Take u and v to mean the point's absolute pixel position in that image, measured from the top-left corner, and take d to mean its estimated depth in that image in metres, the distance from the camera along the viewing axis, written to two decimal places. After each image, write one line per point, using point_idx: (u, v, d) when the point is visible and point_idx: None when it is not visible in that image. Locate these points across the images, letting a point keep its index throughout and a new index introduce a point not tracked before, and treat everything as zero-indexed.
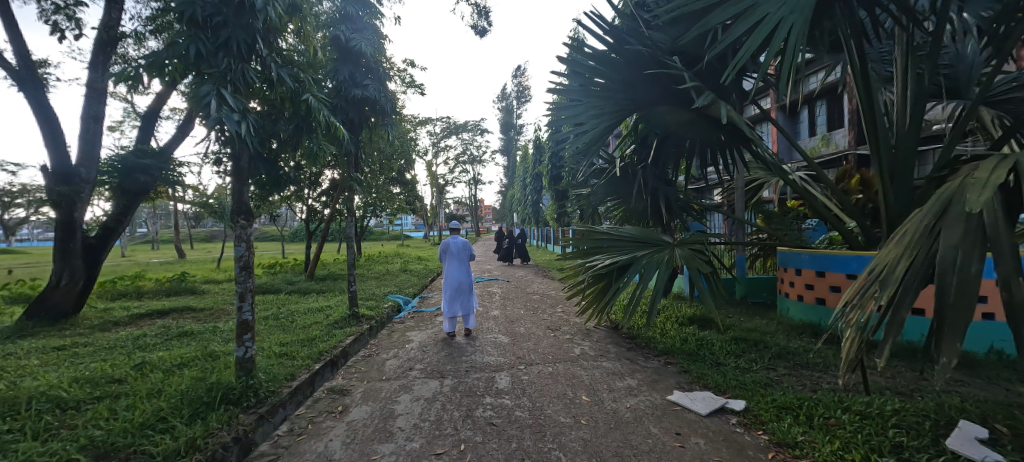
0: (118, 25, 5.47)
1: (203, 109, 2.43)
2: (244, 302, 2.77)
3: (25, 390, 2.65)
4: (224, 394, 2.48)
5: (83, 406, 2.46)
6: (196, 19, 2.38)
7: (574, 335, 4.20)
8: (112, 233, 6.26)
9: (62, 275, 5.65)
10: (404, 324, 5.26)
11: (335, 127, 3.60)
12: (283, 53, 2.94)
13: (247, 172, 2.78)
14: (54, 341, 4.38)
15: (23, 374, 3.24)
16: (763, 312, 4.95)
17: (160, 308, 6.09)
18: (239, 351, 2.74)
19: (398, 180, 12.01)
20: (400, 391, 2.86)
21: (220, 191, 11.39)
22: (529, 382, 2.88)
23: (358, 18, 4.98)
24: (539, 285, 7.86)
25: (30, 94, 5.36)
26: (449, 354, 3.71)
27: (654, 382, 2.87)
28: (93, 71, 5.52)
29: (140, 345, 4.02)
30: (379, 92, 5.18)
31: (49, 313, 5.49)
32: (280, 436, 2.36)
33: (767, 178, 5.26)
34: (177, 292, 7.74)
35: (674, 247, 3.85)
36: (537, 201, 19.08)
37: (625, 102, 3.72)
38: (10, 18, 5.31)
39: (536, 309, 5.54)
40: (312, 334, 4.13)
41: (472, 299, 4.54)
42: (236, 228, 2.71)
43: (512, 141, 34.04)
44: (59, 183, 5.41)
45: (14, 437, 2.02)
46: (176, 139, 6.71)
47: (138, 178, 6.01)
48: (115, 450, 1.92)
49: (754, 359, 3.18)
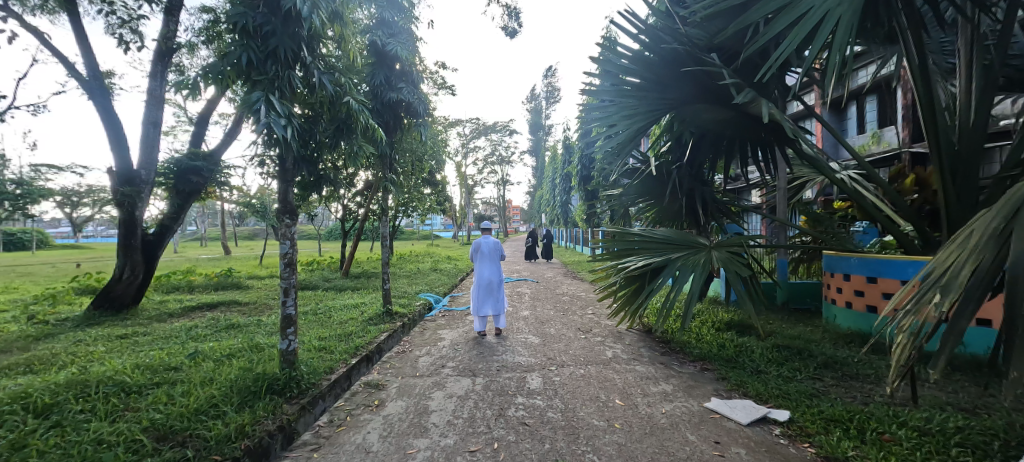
0: (175, 36, 5.85)
1: (254, 115, 2.57)
2: (288, 297, 2.90)
3: (94, 374, 2.88)
4: (268, 384, 2.61)
5: (145, 390, 2.65)
6: (248, 29, 2.51)
7: (605, 338, 4.14)
8: (167, 231, 6.60)
9: (124, 269, 6.07)
10: (435, 322, 5.35)
11: (374, 129, 3.60)
12: (326, 58, 3.05)
13: (292, 173, 2.90)
14: (118, 330, 4.74)
15: (92, 360, 3.51)
16: (807, 318, 4.70)
17: (209, 301, 6.47)
18: (283, 343, 2.86)
19: (429, 181, 12.28)
20: (434, 388, 2.91)
21: (262, 191, 12.00)
22: (562, 384, 2.86)
23: (394, 23, 5.09)
24: (568, 286, 7.80)
25: (98, 102, 5.83)
26: (480, 353, 3.74)
27: (690, 388, 2.79)
28: (152, 79, 5.95)
29: (194, 336, 4.30)
30: (413, 95, 5.30)
31: (112, 304, 5.91)
32: (321, 427, 2.46)
33: (811, 177, 5.01)
34: (224, 286, 8.19)
35: (711, 249, 3.72)
36: (566, 202, 19.01)
37: (660, 102, 3.64)
38: (82, 33, 5.79)
39: (566, 310, 5.51)
40: (348, 329, 4.28)
41: (502, 299, 4.54)
42: (281, 227, 2.87)
43: (541, 141, 33.98)
44: (122, 183, 5.87)
45: (86, 418, 2.22)
46: (225, 142, 7.13)
47: (191, 179, 6.50)
48: (173, 433, 2.07)
49: (798, 368, 3.03)
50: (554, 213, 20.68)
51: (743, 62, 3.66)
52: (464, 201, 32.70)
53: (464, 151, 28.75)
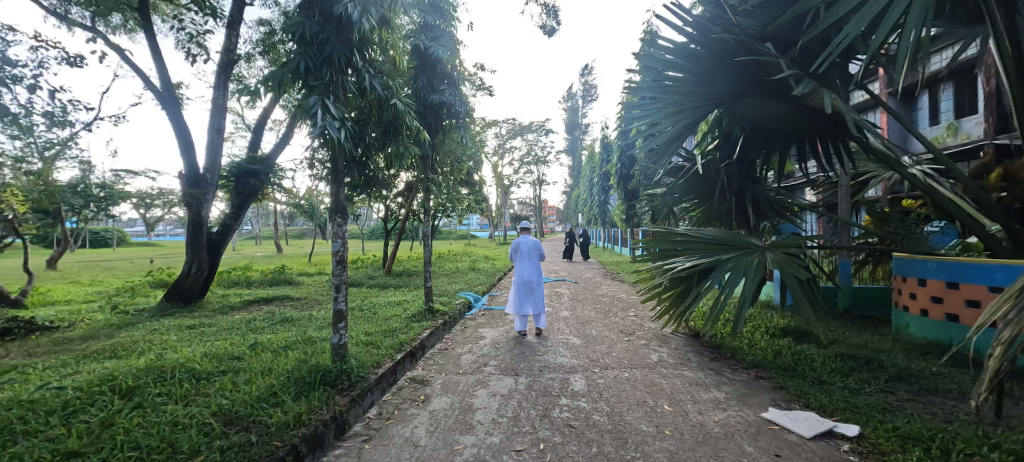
0: (235, 49, 6.29)
1: (311, 119, 2.70)
2: (339, 293, 3.02)
3: (170, 360, 3.14)
4: (321, 376, 2.73)
5: (213, 377, 2.85)
6: (305, 37, 2.64)
7: (650, 341, 4.01)
8: (229, 230, 7.07)
9: (192, 265, 6.54)
10: (476, 321, 5.40)
11: (419, 131, 3.65)
12: (374, 63, 3.15)
13: (343, 174, 3.00)
14: (187, 321, 5.15)
15: (166, 347, 3.84)
16: (873, 326, 4.33)
17: (265, 296, 6.88)
18: (335, 337, 2.98)
19: (467, 182, 12.43)
20: (477, 386, 2.94)
21: (311, 192, 12.64)
22: (606, 387, 2.80)
23: (436, 26, 5.20)
24: (608, 287, 7.64)
25: (169, 111, 6.35)
26: (522, 353, 3.73)
27: (744, 396, 2.64)
28: (216, 89, 6.41)
29: (253, 328, 4.59)
30: (454, 97, 5.41)
31: (181, 296, 6.40)
32: (371, 419, 2.55)
33: (878, 173, 4.60)
34: (277, 282, 8.70)
35: (765, 251, 3.49)
36: (604, 202, 18.67)
37: (708, 97, 3.47)
38: (156, 49, 6.34)
39: (607, 312, 5.40)
40: (393, 325, 4.41)
41: (542, 297, 4.53)
42: (333, 225, 2.98)
43: (578, 140, 33.57)
44: (191, 186, 6.39)
45: (163, 401, 2.42)
46: (279, 146, 7.56)
47: (250, 181, 6.98)
48: (239, 418, 2.21)
49: (865, 379, 2.79)
50: (592, 213, 20.34)
51: (801, 50, 3.44)
52: (500, 201, 32.88)
53: (501, 152, 28.91)
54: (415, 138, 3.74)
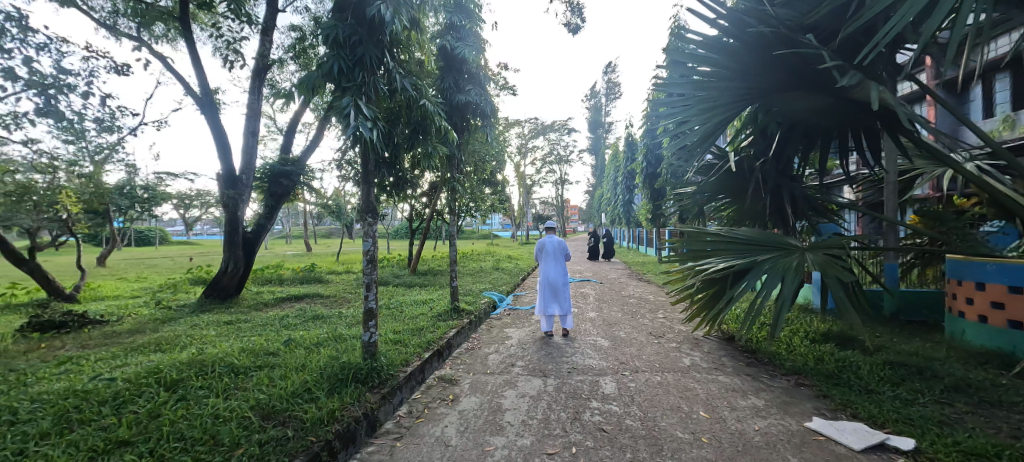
0: (269, 54, 6.50)
1: (344, 119, 2.75)
2: (370, 291, 3.06)
3: (210, 355, 3.27)
4: (353, 373, 2.77)
5: (250, 372, 2.95)
6: (338, 39, 2.69)
7: (681, 344, 3.89)
8: (263, 229, 7.31)
9: (229, 263, 6.78)
10: (501, 321, 5.39)
11: (448, 131, 3.66)
12: (404, 64, 3.18)
13: (373, 175, 3.04)
14: (224, 317, 5.35)
15: (206, 342, 4.00)
16: (923, 333, 4.07)
17: (296, 294, 7.08)
18: (365, 335, 3.02)
19: (491, 182, 12.47)
20: (505, 386, 2.92)
21: (339, 192, 12.96)
22: (637, 390, 2.73)
23: (462, 27, 5.22)
24: (634, 288, 7.49)
25: (207, 114, 6.63)
26: (549, 354, 3.69)
27: (785, 404, 2.52)
28: (252, 93, 6.65)
29: (286, 324, 4.73)
30: (479, 97, 5.37)
31: (218, 293, 6.66)
32: (401, 417, 2.57)
33: (929, 170, 4.32)
34: (307, 280, 8.95)
35: (805, 251, 3.30)
36: (629, 201, 18.34)
37: (745, 91, 3.30)
38: (196, 56, 6.63)
39: (635, 313, 5.29)
40: (420, 324, 4.45)
41: (569, 299, 4.46)
42: (364, 225, 3.02)
43: (601, 139, 33.17)
44: (228, 187, 6.66)
45: (205, 394, 2.52)
46: (310, 148, 7.77)
47: (282, 182, 7.20)
48: (275, 412, 2.27)
49: (918, 390, 2.62)
50: (615, 213, 20.04)
51: (844, 41, 3.26)
52: (522, 201, 32.85)
53: (523, 151, 28.87)
54: (443, 138, 3.76)
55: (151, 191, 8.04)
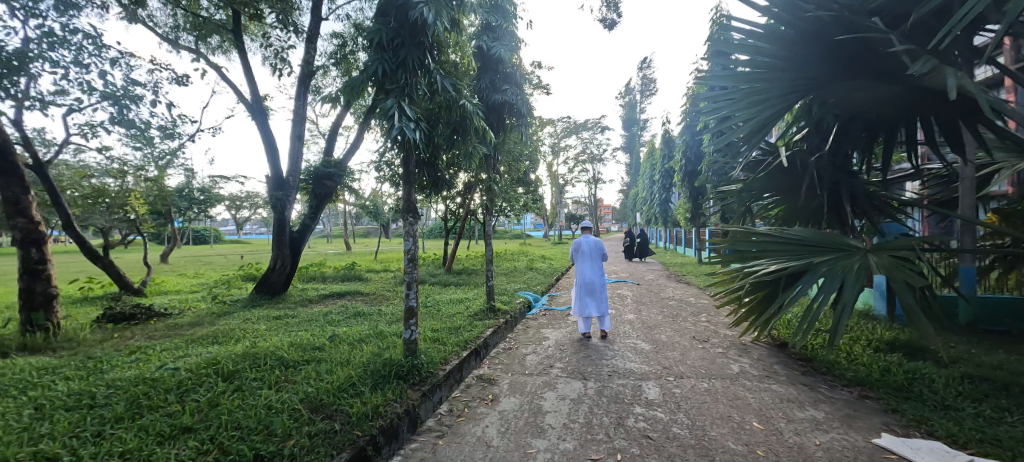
0: (313, 61, 6.79)
1: (388, 121, 2.82)
2: (411, 290, 3.12)
3: (263, 348, 3.44)
4: (395, 369, 2.82)
5: (299, 365, 3.08)
6: (382, 43, 2.77)
7: (728, 350, 3.71)
8: (307, 229, 7.63)
9: (277, 261, 7.13)
10: (537, 321, 5.35)
11: (487, 131, 3.67)
12: (444, 65, 3.21)
13: (414, 175, 3.09)
14: (274, 312, 5.63)
15: (257, 336, 4.22)
16: (1007, 344, 3.67)
17: (338, 291, 7.35)
18: (406, 333, 3.08)
19: (524, 182, 12.45)
20: (545, 388, 2.89)
21: (377, 193, 13.34)
22: (683, 397, 2.62)
23: (498, 26, 5.23)
24: (673, 290, 7.24)
25: (257, 120, 7.00)
26: (588, 356, 3.62)
27: (849, 418, 2.34)
28: (298, 99, 6.97)
29: (330, 320, 4.92)
30: (516, 96, 5.41)
31: (267, 289, 7.02)
32: (443, 415, 2.60)
33: (1012, 163, 3.90)
34: (348, 278, 9.28)
35: (867, 253, 3.00)
36: (666, 200, 17.78)
37: (799, 80, 3.07)
38: (247, 65, 7.03)
39: (676, 316, 5.10)
40: (457, 323, 4.50)
41: (606, 299, 4.36)
42: (406, 225, 3.08)
43: (636, 136, 32.39)
44: (277, 188, 7.02)
45: (259, 385, 2.65)
46: (351, 151, 8.05)
47: (326, 184, 7.50)
48: (324, 405, 2.36)
49: (1006, 407, 2.35)
50: (651, 212, 19.49)
51: (915, 24, 2.98)
52: (555, 200, 32.63)
53: (556, 150, 28.66)
54: (482, 139, 3.78)
55: (208, 193, 8.61)
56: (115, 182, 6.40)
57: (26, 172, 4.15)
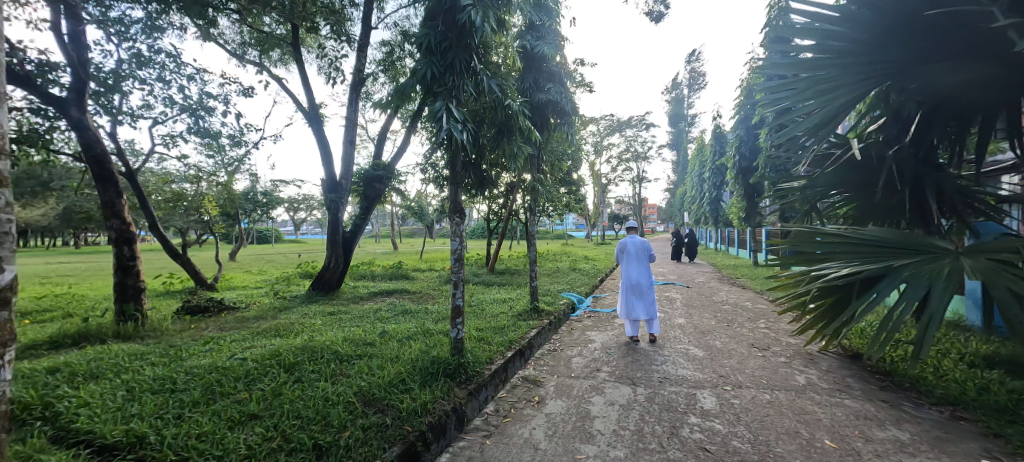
0: (364, 68, 7.09)
1: (437, 124, 2.88)
2: (457, 289, 3.16)
3: (320, 342, 3.63)
4: (442, 367, 2.86)
5: (352, 360, 3.21)
6: (430, 47, 2.84)
7: (792, 359, 3.44)
8: (359, 229, 7.99)
9: (331, 260, 7.52)
10: (582, 323, 5.26)
11: (532, 131, 3.64)
12: (491, 66, 3.23)
13: (461, 176, 3.12)
14: (328, 308, 5.94)
15: (314, 330, 4.47)
16: None
17: (387, 289, 7.63)
18: (453, 331, 3.11)
19: (566, 181, 12.32)
20: (592, 392, 2.82)
21: (421, 194, 13.76)
22: (742, 409, 2.46)
23: (542, 25, 5.22)
24: (727, 293, 6.86)
25: (314, 126, 7.43)
26: (637, 360, 3.50)
27: (940, 441, 2.09)
28: (350, 105, 7.31)
29: (380, 317, 5.11)
30: (560, 94, 5.35)
31: (322, 287, 7.41)
32: (489, 415, 2.61)
33: None
34: (396, 277, 9.62)
35: (961, 253, 2.55)
36: (717, 198, 16.90)
37: (879, 66, 2.70)
38: (305, 75, 7.48)
39: (731, 322, 4.82)
40: (501, 322, 4.51)
41: (654, 302, 4.19)
42: (453, 225, 3.12)
43: (683, 133, 31.07)
44: (331, 191, 7.40)
45: (316, 377, 2.79)
46: (398, 154, 8.34)
47: (375, 186, 7.81)
48: (375, 399, 2.44)
49: None
50: (701, 212, 18.60)
51: None
52: (597, 200, 32.05)
53: (599, 149, 28.14)
54: (526, 138, 3.78)
55: (270, 196, 9.25)
56: (192, 187, 7.04)
57: (119, 179, 4.65)
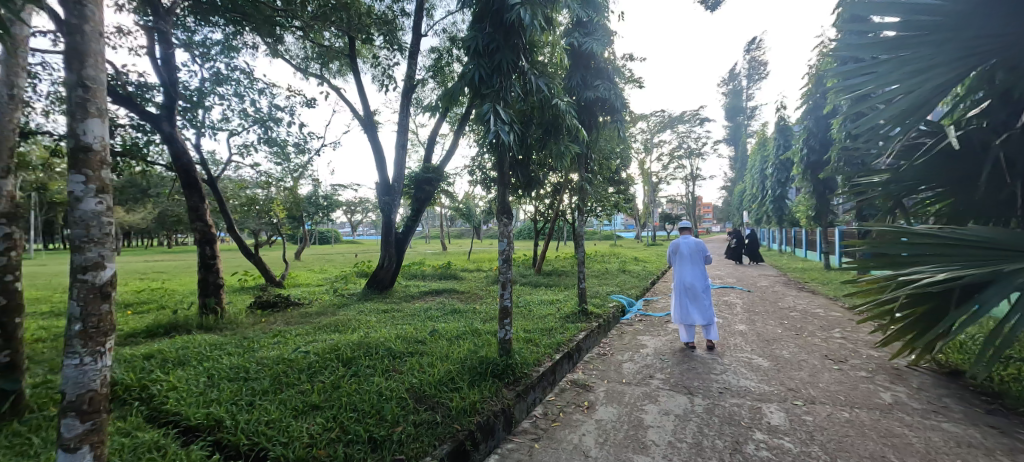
0: (415, 75, 7.34)
1: (484, 125, 2.90)
2: (505, 289, 3.15)
3: (374, 338, 3.79)
4: (490, 367, 2.88)
5: (404, 357, 3.31)
6: (478, 50, 2.87)
7: (875, 374, 3.08)
8: (410, 230, 8.27)
9: (385, 259, 7.85)
10: (633, 327, 5.07)
11: (581, 129, 3.56)
12: (539, 66, 3.20)
13: (508, 176, 3.11)
14: (382, 306, 6.20)
15: (370, 327, 4.67)
16: None
17: (436, 288, 7.83)
18: (500, 332, 3.11)
19: (614, 181, 11.99)
20: (646, 400, 2.70)
21: (469, 196, 14.00)
22: (816, 427, 2.23)
23: (589, 21, 5.12)
24: (794, 299, 6.32)
25: (368, 132, 7.80)
26: (693, 368, 3.31)
27: None
28: (402, 111, 7.60)
29: (430, 316, 5.24)
30: (609, 91, 5.21)
31: (377, 285, 7.75)
32: (538, 418, 2.58)
33: None
34: (445, 277, 9.86)
35: None
36: (782, 196, 15.68)
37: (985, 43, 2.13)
38: (361, 84, 7.88)
39: (800, 330, 4.43)
40: (549, 324, 4.46)
41: (711, 306, 3.94)
42: (501, 225, 3.13)
43: (742, 126, 29.18)
44: (384, 193, 7.73)
45: (371, 372, 2.91)
46: (447, 157, 8.54)
47: (425, 188, 8.05)
48: (426, 396, 2.50)
49: None
50: (762, 210, 17.35)
51: None
52: (648, 199, 30.95)
53: (649, 146, 27.17)
54: (574, 137, 3.71)
55: (330, 200, 9.85)
56: (263, 192, 7.66)
57: (203, 186, 5.15)
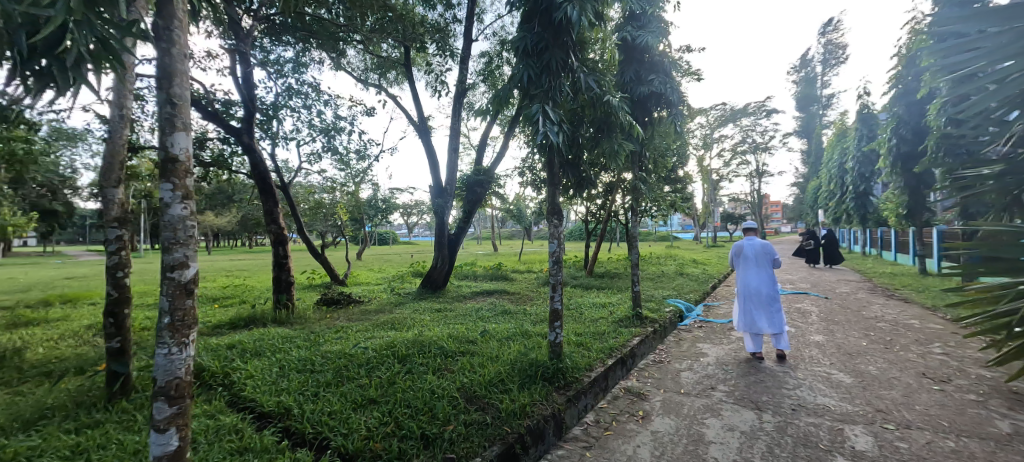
0: (466, 79, 7.49)
1: (533, 127, 2.88)
2: (556, 292, 3.11)
3: (428, 337, 3.90)
4: (541, 370, 2.84)
5: (456, 356, 3.37)
6: (527, 50, 2.85)
7: (989, 398, 2.65)
8: (462, 232, 8.46)
9: (438, 260, 8.09)
10: (692, 333, 4.79)
11: (634, 126, 3.42)
12: (588, 63, 3.12)
13: (558, 177, 3.05)
14: (435, 305, 6.38)
15: (424, 325, 4.83)
16: None
17: (487, 289, 7.93)
18: (551, 335, 3.07)
19: (670, 179, 11.46)
20: (706, 413, 2.52)
21: (520, 197, 14.05)
22: (913, 456, 1.96)
23: (643, 14, 4.92)
24: (882, 308, 5.63)
25: (423, 137, 8.09)
26: (761, 381, 3.05)
27: None
28: (454, 115, 7.80)
29: (481, 317, 5.30)
30: (665, 85, 4.98)
31: (431, 286, 8.01)
32: (589, 425, 2.50)
33: None
34: (496, 277, 9.97)
35: None
36: (865, 192, 14.09)
37: None
38: (416, 91, 8.19)
39: (890, 343, 3.93)
40: (601, 328, 4.33)
41: (780, 314, 3.61)
42: (551, 226, 3.09)
43: (816, 117, 26.66)
44: (437, 196, 7.97)
45: (425, 369, 3.00)
46: (498, 159, 8.63)
47: (476, 190, 8.18)
48: (476, 396, 2.51)
49: None
50: (841, 209, 15.72)
51: None
52: (707, 198, 29.25)
53: (709, 142, 25.69)
54: (628, 135, 3.57)
55: (388, 203, 10.34)
56: (328, 197, 8.22)
57: (277, 192, 5.62)
